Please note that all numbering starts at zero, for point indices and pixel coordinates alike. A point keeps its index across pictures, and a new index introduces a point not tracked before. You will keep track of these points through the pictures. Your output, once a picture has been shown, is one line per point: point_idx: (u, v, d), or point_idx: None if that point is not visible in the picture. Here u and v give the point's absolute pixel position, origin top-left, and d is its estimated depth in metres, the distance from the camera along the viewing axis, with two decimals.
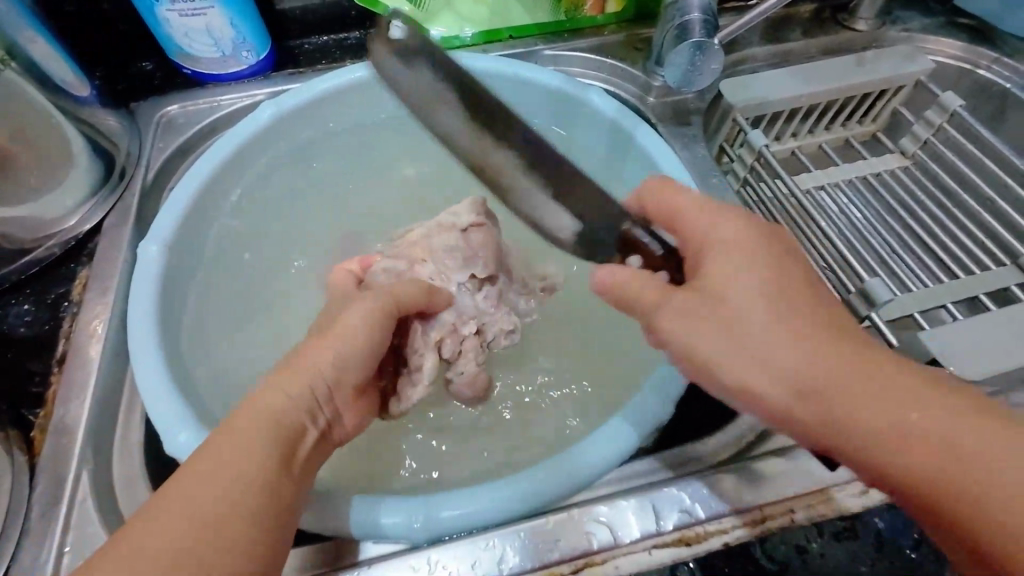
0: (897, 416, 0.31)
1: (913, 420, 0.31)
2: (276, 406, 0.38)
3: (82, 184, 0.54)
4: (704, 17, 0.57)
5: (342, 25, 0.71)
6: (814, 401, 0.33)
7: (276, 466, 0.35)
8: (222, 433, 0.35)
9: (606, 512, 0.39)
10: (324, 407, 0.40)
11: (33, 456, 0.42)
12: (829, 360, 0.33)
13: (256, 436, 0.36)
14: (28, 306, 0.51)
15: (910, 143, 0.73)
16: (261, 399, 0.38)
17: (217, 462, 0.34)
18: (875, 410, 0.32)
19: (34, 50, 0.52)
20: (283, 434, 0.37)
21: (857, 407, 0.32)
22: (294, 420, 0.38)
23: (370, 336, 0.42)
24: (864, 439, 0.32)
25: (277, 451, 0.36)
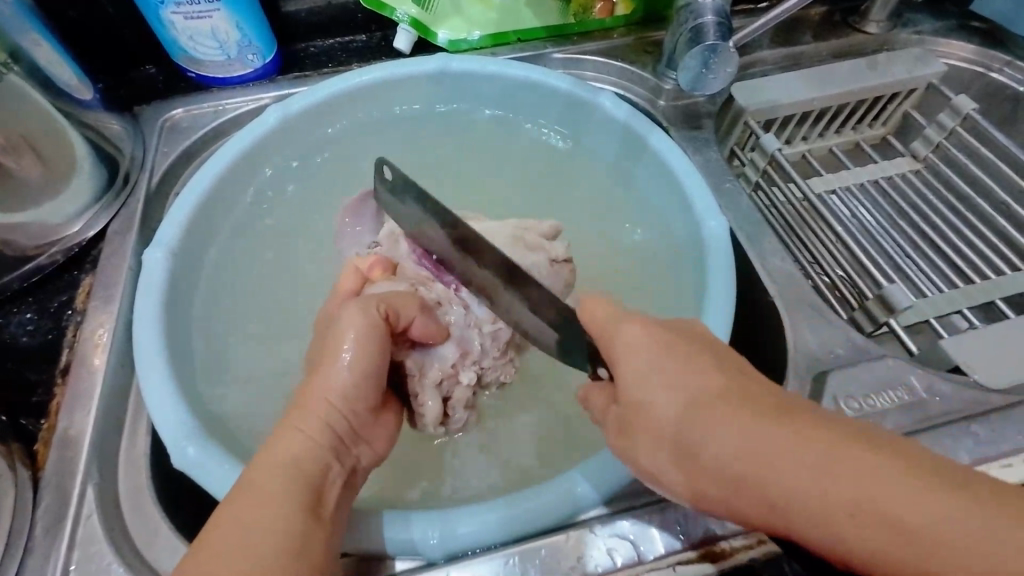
0: (785, 471, 0.29)
1: (789, 474, 0.29)
2: (295, 449, 0.37)
3: (85, 189, 0.53)
4: (717, 19, 0.56)
5: (348, 28, 0.70)
6: (693, 468, 0.33)
7: (310, 507, 0.34)
8: (246, 483, 0.35)
9: (629, 528, 0.38)
10: (346, 446, 0.40)
11: (36, 470, 0.41)
12: (708, 431, 0.32)
13: (281, 483, 0.35)
14: (31, 316, 0.49)
15: (921, 146, 0.73)
16: (283, 441, 0.38)
17: (258, 507, 0.33)
18: (746, 463, 0.30)
19: (39, 54, 0.51)
20: (307, 478, 0.36)
21: (738, 472, 0.31)
22: (317, 463, 0.37)
23: (377, 361, 0.42)
24: (748, 493, 0.31)
25: (304, 495, 0.35)
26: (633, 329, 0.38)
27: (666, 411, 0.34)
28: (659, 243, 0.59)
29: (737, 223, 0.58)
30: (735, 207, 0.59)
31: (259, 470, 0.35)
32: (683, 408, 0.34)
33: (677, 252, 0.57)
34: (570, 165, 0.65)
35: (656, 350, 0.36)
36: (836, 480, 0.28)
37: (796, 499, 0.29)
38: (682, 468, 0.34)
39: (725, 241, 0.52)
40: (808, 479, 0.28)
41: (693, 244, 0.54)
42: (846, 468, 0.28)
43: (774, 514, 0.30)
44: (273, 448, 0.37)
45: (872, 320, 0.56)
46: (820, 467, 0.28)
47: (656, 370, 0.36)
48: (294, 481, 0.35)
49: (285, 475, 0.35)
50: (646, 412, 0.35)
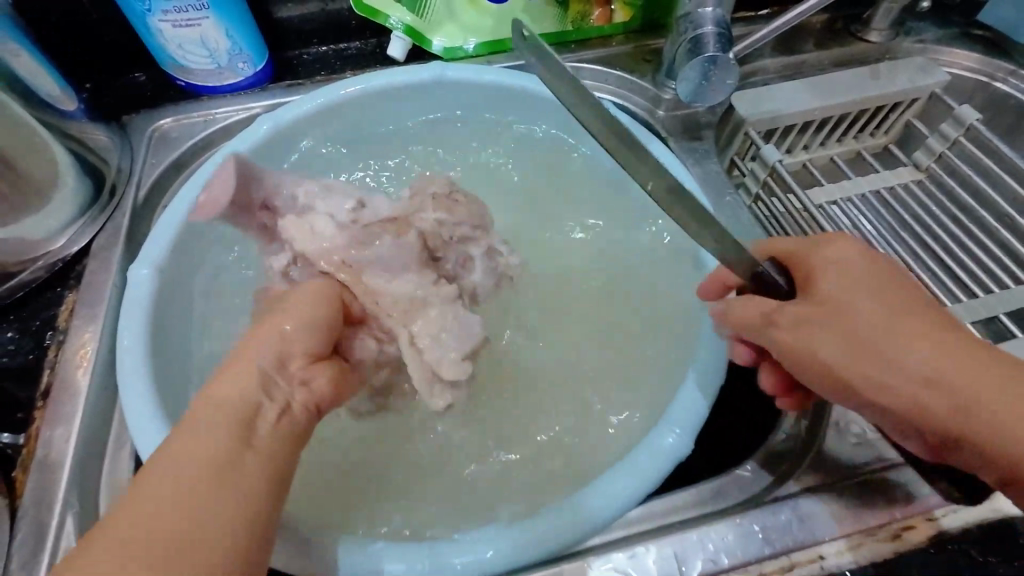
0: (988, 394, 0.32)
1: (965, 372, 0.33)
2: (224, 391, 0.35)
3: (70, 202, 0.52)
4: (718, 30, 0.55)
5: (341, 35, 0.69)
6: (862, 360, 0.35)
7: (239, 439, 0.33)
8: (176, 436, 0.32)
9: (628, 561, 0.37)
10: (277, 380, 0.36)
11: (14, 499, 0.40)
12: (902, 330, 0.34)
13: (204, 432, 0.32)
14: (12, 334, 0.48)
15: (924, 156, 0.71)
16: (212, 389, 0.35)
17: (179, 465, 0.31)
18: (933, 358, 0.33)
19: (19, 65, 0.49)
20: (232, 420, 0.33)
21: (933, 362, 0.33)
22: (243, 403, 0.34)
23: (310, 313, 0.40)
24: (916, 392, 0.34)
25: (227, 435, 0.33)
26: (834, 252, 0.38)
27: (843, 316, 0.35)
28: (656, 256, 0.57)
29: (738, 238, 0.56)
30: (735, 220, 0.58)
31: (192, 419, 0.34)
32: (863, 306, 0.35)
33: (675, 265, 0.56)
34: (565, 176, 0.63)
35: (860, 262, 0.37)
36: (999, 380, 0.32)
37: (960, 396, 0.32)
38: (849, 370, 0.36)
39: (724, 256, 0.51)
40: (973, 380, 0.32)
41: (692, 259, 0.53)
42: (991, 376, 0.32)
43: (939, 416, 0.33)
44: (204, 401, 0.34)
45: None
46: (987, 377, 0.32)
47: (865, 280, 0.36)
48: (215, 428, 0.33)
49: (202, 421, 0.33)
50: (831, 305, 0.36)
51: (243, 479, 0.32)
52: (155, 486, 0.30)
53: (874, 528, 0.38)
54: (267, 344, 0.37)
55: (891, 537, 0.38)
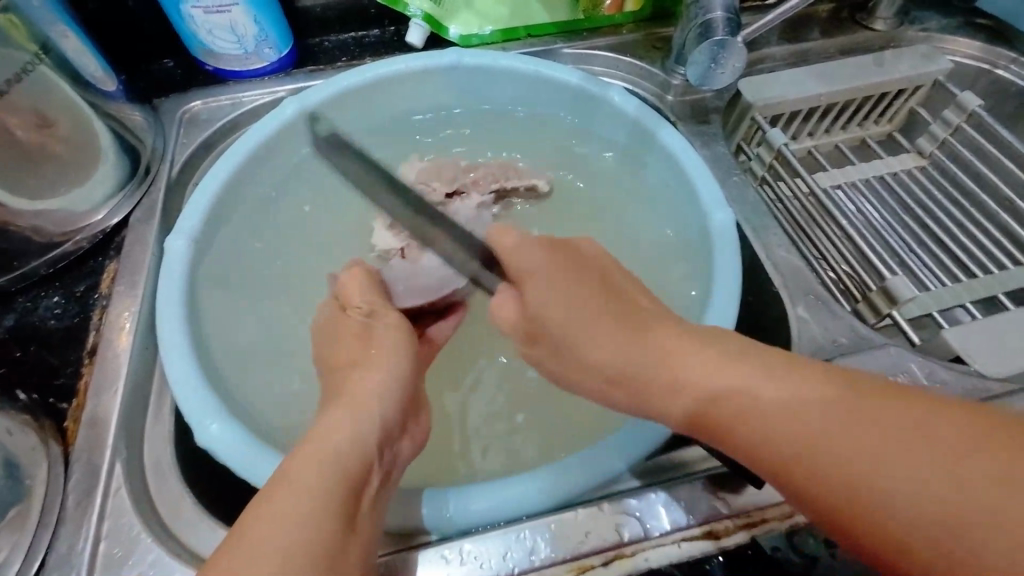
0: (843, 440, 0.29)
1: (851, 439, 0.29)
2: (338, 436, 0.36)
3: (110, 178, 0.54)
4: (726, 15, 0.58)
5: (362, 23, 0.71)
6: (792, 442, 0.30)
7: (351, 495, 0.33)
8: (296, 461, 0.34)
9: (638, 506, 0.40)
10: (386, 446, 0.38)
11: (67, 447, 0.43)
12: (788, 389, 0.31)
13: (327, 470, 0.33)
14: (58, 299, 0.51)
15: (927, 143, 0.73)
16: (322, 429, 0.36)
17: (297, 492, 0.32)
18: (820, 438, 0.30)
19: (66, 45, 0.51)
20: (351, 466, 0.34)
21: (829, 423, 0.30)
22: (359, 457, 0.35)
23: (397, 344, 0.44)
24: (803, 466, 0.30)
25: (345, 481, 0.34)
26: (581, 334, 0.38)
27: (737, 374, 0.33)
28: (666, 237, 0.60)
29: (744, 216, 0.59)
30: (741, 199, 0.60)
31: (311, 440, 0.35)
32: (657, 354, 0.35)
33: (681, 239, 0.58)
34: (579, 161, 0.66)
35: (578, 336, 0.38)
36: (910, 444, 0.28)
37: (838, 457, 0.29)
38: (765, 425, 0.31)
39: (731, 231, 0.53)
40: (837, 430, 0.29)
41: (699, 234, 0.56)
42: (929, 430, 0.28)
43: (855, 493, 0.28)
44: (320, 434, 0.36)
45: (875, 312, 0.58)
46: (901, 439, 0.28)
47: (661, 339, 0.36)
48: (341, 458, 0.34)
49: (321, 460, 0.34)
50: (620, 377, 0.37)
51: (366, 524, 0.34)
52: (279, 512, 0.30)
53: None
54: (381, 385, 0.40)
55: None
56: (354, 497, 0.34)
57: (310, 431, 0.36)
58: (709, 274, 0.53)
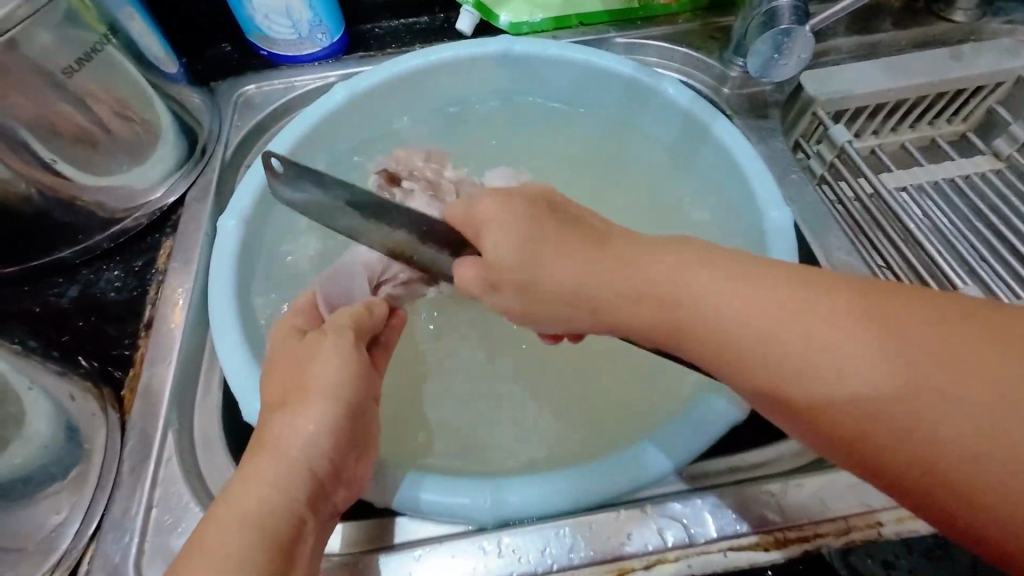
0: (831, 344, 0.28)
1: (828, 339, 0.29)
2: (253, 497, 0.33)
3: (169, 158, 0.56)
4: (795, 2, 0.55)
5: (413, 9, 0.71)
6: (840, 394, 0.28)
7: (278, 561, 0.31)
8: (211, 529, 0.32)
9: (682, 510, 0.38)
10: (323, 488, 0.35)
11: (123, 415, 0.45)
12: (846, 355, 0.28)
13: (246, 543, 0.31)
14: (118, 273, 0.54)
15: (1006, 144, 0.68)
16: (236, 496, 0.33)
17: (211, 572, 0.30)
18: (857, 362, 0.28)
19: (133, 27, 0.52)
20: (272, 532, 0.32)
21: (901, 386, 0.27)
22: (282, 521, 0.33)
23: (343, 372, 0.38)
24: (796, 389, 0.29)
25: (272, 551, 0.31)
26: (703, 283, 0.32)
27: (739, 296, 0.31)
28: (716, 234, 0.58)
29: (802, 217, 0.56)
30: (800, 198, 0.57)
31: (232, 500, 0.33)
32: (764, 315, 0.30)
33: (736, 238, 0.56)
34: (629, 154, 0.64)
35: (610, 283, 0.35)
36: (903, 343, 0.27)
37: (829, 367, 0.28)
38: (844, 405, 0.28)
39: (789, 231, 0.51)
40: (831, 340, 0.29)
41: (754, 233, 0.54)
42: (976, 347, 0.26)
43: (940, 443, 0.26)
44: (238, 497, 0.33)
45: None
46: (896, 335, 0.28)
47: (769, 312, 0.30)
48: (257, 523, 0.32)
49: (245, 521, 0.32)
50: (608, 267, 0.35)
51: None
52: None
53: None
54: (303, 424, 0.36)
55: None
56: (282, 558, 0.32)
57: (221, 498, 0.33)
58: None
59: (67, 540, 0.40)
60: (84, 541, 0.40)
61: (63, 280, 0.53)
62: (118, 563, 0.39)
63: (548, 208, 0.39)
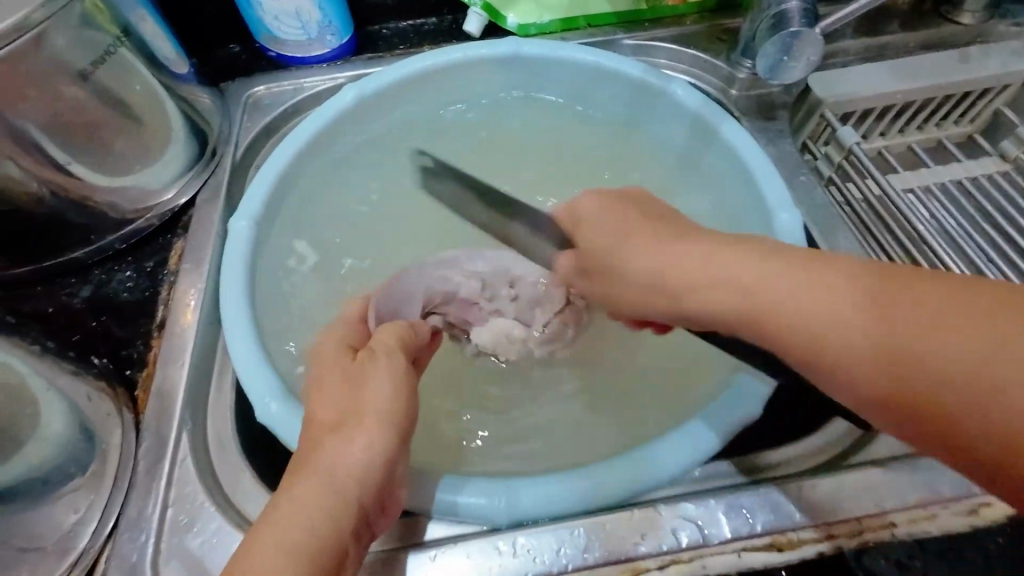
0: (826, 305, 0.31)
1: (824, 298, 0.31)
2: (300, 523, 0.33)
3: (180, 159, 0.56)
4: (803, 5, 0.55)
5: (420, 10, 0.71)
6: (842, 349, 0.31)
7: None
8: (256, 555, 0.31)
9: (695, 511, 0.39)
10: (366, 518, 0.36)
11: (137, 415, 0.45)
12: (842, 315, 0.31)
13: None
14: (130, 273, 0.54)
15: (1012, 146, 0.68)
16: (281, 525, 0.33)
17: None
18: (854, 316, 0.30)
19: (144, 28, 0.53)
20: (318, 563, 0.32)
21: (895, 330, 0.29)
22: (328, 551, 0.33)
23: (400, 399, 0.39)
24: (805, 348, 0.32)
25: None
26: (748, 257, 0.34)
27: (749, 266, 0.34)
28: (724, 235, 0.58)
29: (811, 218, 0.56)
30: (809, 200, 0.57)
31: (275, 524, 0.33)
32: (789, 287, 0.32)
33: (745, 239, 0.56)
34: (638, 155, 0.64)
35: (677, 260, 0.37)
36: (896, 299, 0.30)
37: (828, 324, 0.31)
38: (847, 355, 0.30)
39: (799, 233, 0.51)
40: (828, 303, 0.31)
41: (764, 235, 0.54)
42: (972, 304, 0.28)
43: (946, 404, 0.28)
44: (283, 522, 0.33)
45: None
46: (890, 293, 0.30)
47: (788, 281, 0.32)
48: (303, 556, 0.32)
49: (290, 553, 0.31)
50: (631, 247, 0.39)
51: None
52: None
53: (948, 501, 0.38)
54: (359, 448, 0.36)
55: (966, 511, 0.38)
56: None
57: (266, 519, 0.33)
58: None
59: (83, 540, 0.40)
60: (101, 541, 0.40)
61: (76, 280, 0.54)
62: (135, 563, 0.39)
63: (599, 212, 0.43)
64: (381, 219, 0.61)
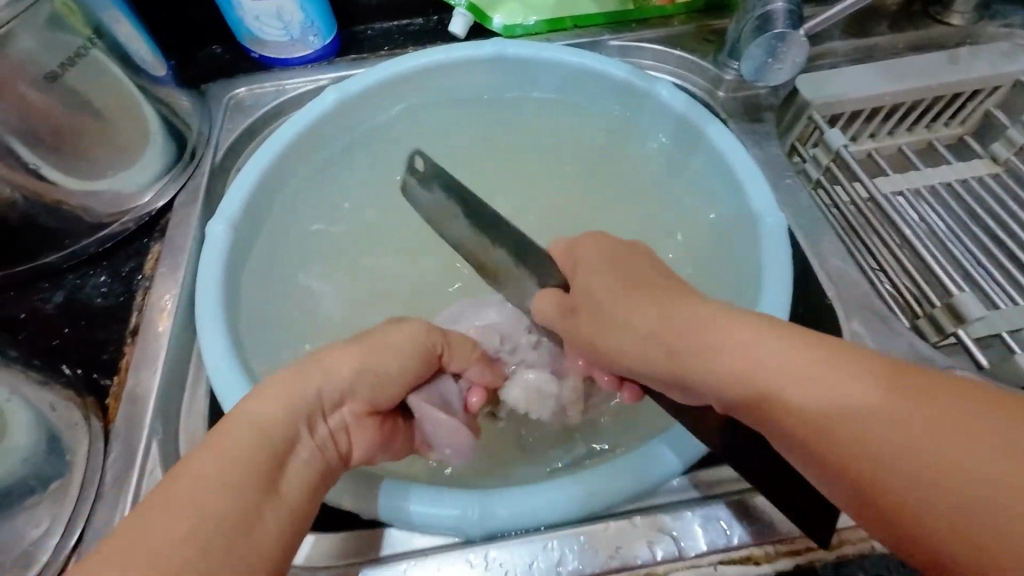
0: (808, 384, 0.28)
1: (807, 376, 0.29)
2: (268, 408, 0.34)
3: (157, 162, 0.56)
4: (789, 6, 0.54)
5: (405, 11, 0.70)
6: (817, 428, 0.28)
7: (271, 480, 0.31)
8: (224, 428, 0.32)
9: (672, 523, 0.38)
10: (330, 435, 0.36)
11: (107, 423, 0.44)
12: (824, 393, 0.28)
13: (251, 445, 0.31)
14: (105, 278, 0.53)
15: (1003, 148, 0.67)
16: (250, 406, 0.34)
17: (213, 462, 0.30)
18: (837, 398, 0.28)
19: (119, 29, 0.52)
20: (272, 443, 0.32)
21: (871, 414, 0.27)
22: (285, 435, 0.33)
23: (400, 352, 0.41)
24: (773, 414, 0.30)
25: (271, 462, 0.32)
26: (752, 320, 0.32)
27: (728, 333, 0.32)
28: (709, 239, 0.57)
29: (797, 222, 0.56)
30: (796, 204, 0.57)
31: (245, 408, 0.34)
32: (765, 352, 0.30)
33: (729, 243, 0.55)
34: (622, 157, 0.63)
35: (679, 317, 0.34)
36: (886, 391, 0.27)
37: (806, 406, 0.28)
38: (819, 435, 0.28)
39: (785, 238, 0.50)
40: (811, 376, 0.29)
41: (748, 239, 0.53)
42: (964, 412, 0.25)
43: (923, 506, 0.25)
44: (253, 405, 0.34)
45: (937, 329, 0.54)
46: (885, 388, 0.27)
47: (772, 346, 0.30)
48: (264, 436, 0.32)
49: (251, 426, 0.33)
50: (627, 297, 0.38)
51: (286, 505, 0.31)
52: (191, 479, 0.29)
53: None
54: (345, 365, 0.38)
55: None
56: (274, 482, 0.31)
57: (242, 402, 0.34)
58: (757, 280, 0.50)
59: (48, 552, 0.39)
60: (66, 553, 0.39)
61: (48, 285, 0.53)
62: None
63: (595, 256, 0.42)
64: (366, 223, 0.61)
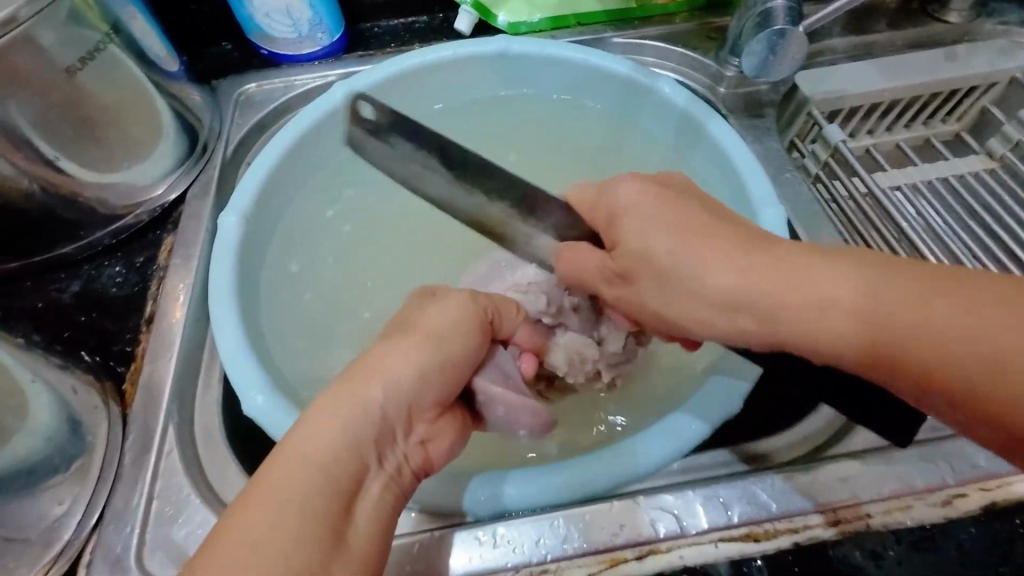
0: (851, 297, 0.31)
1: (852, 293, 0.31)
2: (334, 423, 0.32)
3: (170, 155, 0.57)
4: (789, 4, 0.56)
5: (411, 9, 0.72)
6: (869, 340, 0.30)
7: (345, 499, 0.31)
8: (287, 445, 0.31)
9: (673, 502, 0.39)
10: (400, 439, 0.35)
11: (124, 408, 0.46)
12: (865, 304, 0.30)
13: (323, 467, 0.31)
14: (119, 268, 0.54)
15: (999, 144, 0.68)
16: (315, 419, 0.33)
17: (285, 485, 0.29)
18: (876, 311, 0.30)
19: (135, 26, 0.53)
20: (345, 460, 0.32)
21: (909, 323, 0.29)
22: (356, 453, 0.32)
23: (454, 330, 0.38)
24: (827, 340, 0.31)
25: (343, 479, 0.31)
26: (842, 280, 0.31)
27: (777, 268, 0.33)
28: None
29: (795, 215, 0.57)
30: (795, 197, 0.58)
31: (310, 421, 0.32)
32: (813, 277, 0.32)
33: None
34: (624, 152, 0.65)
35: (766, 276, 0.33)
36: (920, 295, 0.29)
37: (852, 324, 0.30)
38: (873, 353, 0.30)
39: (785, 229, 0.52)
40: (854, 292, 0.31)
41: None
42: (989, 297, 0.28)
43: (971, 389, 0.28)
44: (317, 415, 0.33)
45: None
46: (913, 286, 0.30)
47: (823, 273, 0.32)
48: (335, 456, 0.31)
49: (318, 448, 0.31)
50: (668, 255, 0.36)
51: (362, 522, 0.31)
52: (264, 507, 0.28)
53: (924, 493, 0.39)
54: (404, 364, 0.35)
55: (939, 503, 0.39)
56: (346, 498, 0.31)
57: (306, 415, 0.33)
58: None
59: (69, 530, 0.41)
60: (86, 532, 0.41)
61: (65, 276, 0.54)
62: (120, 554, 0.40)
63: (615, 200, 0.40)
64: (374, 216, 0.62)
